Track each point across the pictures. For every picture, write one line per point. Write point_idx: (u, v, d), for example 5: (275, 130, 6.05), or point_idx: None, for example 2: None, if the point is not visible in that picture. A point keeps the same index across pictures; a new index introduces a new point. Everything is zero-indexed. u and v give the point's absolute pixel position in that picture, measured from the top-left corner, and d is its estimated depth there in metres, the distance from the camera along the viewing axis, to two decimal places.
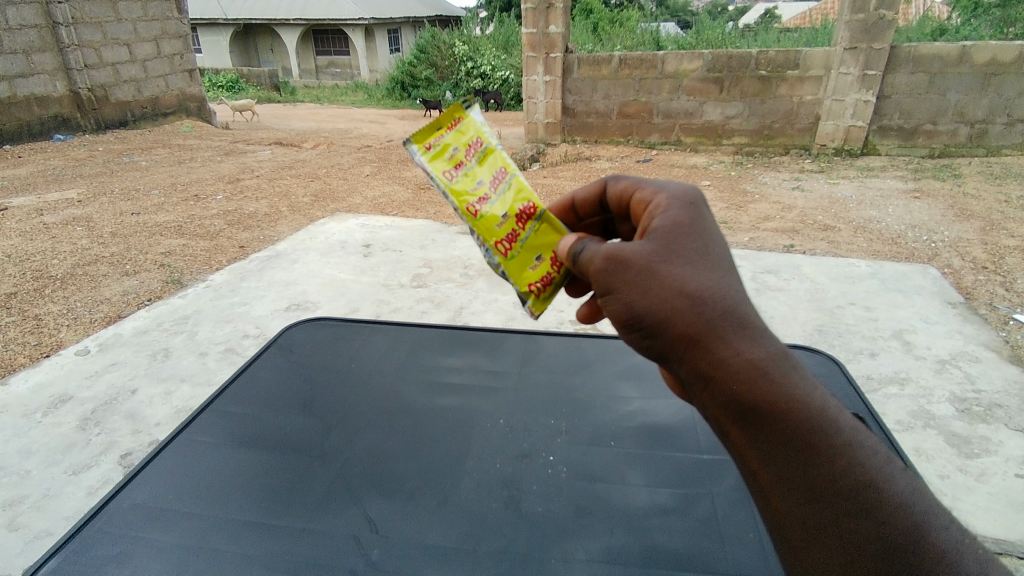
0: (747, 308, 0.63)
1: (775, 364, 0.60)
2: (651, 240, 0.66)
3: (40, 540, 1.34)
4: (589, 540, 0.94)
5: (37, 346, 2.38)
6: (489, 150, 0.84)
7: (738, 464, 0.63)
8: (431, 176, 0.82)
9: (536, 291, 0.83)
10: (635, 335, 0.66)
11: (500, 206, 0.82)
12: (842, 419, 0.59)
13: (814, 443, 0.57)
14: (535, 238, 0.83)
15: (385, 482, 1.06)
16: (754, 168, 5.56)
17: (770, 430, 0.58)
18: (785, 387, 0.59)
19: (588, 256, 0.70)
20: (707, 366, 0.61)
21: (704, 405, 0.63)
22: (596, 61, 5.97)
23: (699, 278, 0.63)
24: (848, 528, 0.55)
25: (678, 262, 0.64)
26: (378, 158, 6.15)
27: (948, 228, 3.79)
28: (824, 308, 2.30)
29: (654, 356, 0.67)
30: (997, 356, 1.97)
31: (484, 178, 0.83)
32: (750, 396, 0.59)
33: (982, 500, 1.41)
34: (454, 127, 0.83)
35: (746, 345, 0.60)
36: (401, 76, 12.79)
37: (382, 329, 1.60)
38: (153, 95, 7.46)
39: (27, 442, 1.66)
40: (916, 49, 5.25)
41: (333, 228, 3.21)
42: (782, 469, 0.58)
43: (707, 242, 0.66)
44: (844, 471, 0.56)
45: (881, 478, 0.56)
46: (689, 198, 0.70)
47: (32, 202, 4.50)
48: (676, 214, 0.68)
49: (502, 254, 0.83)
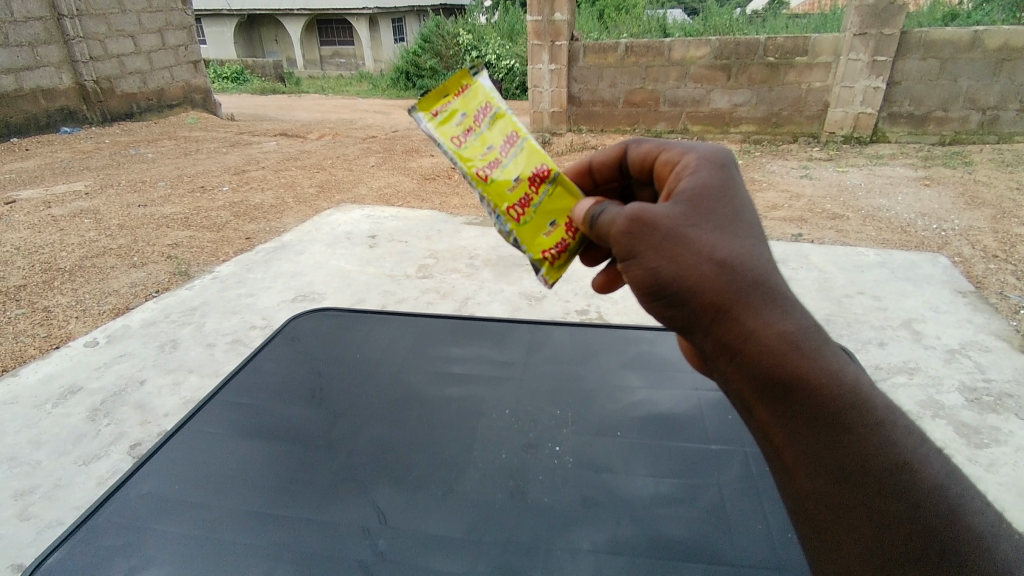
0: (776, 278, 0.63)
1: (804, 338, 0.59)
2: (679, 204, 0.65)
3: (51, 529, 1.35)
4: (594, 532, 0.94)
5: (47, 338, 2.40)
6: (498, 115, 0.83)
7: (760, 441, 0.63)
8: (440, 143, 0.81)
9: (552, 259, 0.82)
10: (659, 303, 0.65)
11: (512, 169, 0.81)
12: (875, 397, 0.58)
13: (845, 421, 0.57)
14: (548, 202, 0.82)
15: (395, 470, 1.07)
16: (762, 156, 5.52)
17: (798, 404, 0.58)
18: (814, 362, 0.58)
19: (609, 218, 0.69)
20: (734, 335, 0.60)
21: (726, 375, 0.63)
22: (601, 49, 5.93)
23: (729, 245, 0.63)
24: (878, 509, 0.55)
25: (706, 228, 0.63)
26: (383, 149, 6.14)
27: (958, 216, 3.75)
28: (833, 297, 2.28)
29: (677, 326, 0.66)
30: (1008, 346, 1.95)
31: (494, 143, 0.82)
32: (779, 371, 0.58)
33: (991, 490, 1.40)
34: (462, 94, 0.83)
35: (777, 317, 0.60)
36: (406, 66, 12.74)
37: (387, 320, 1.60)
38: (158, 87, 7.46)
39: (38, 433, 1.67)
40: (927, 34, 5.18)
41: (338, 220, 3.19)
42: (810, 449, 0.58)
43: (737, 209, 0.66)
44: (873, 452, 0.56)
45: (915, 461, 0.55)
46: (719, 161, 0.70)
47: (40, 194, 4.52)
48: (705, 178, 0.67)
49: (513, 220, 0.81)
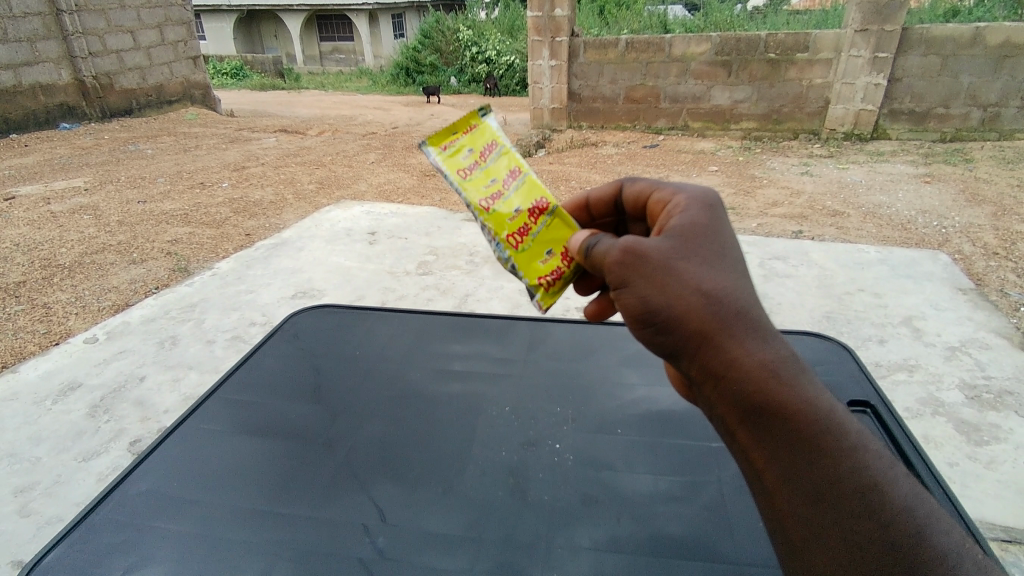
0: (758, 311, 0.64)
1: (783, 366, 0.61)
2: (669, 238, 0.67)
3: (51, 525, 1.35)
4: (592, 529, 0.94)
5: (46, 334, 2.40)
6: (504, 152, 0.84)
7: (742, 464, 0.64)
8: (448, 176, 0.80)
9: (547, 285, 0.81)
10: (648, 330, 0.66)
11: (513, 201, 0.82)
12: (850, 424, 0.59)
13: (821, 444, 0.58)
14: (547, 232, 0.82)
15: (394, 467, 1.07)
16: (762, 153, 5.51)
17: (777, 427, 0.59)
18: (793, 389, 0.59)
19: (604, 249, 0.70)
20: (717, 362, 0.61)
21: (710, 401, 0.64)
22: (602, 45, 5.91)
23: (715, 278, 0.64)
24: (849, 527, 0.55)
25: (693, 261, 0.65)
26: (383, 145, 6.13)
27: (959, 213, 3.75)
28: (832, 294, 2.28)
29: (664, 353, 0.67)
30: (1008, 343, 1.95)
31: (498, 176, 0.82)
32: (760, 397, 0.59)
33: (990, 488, 1.40)
34: (470, 132, 0.83)
35: (758, 346, 0.61)
36: (406, 62, 12.70)
37: (388, 316, 1.60)
38: (157, 83, 7.45)
39: (38, 429, 1.67)
40: (928, 31, 5.16)
41: (338, 216, 3.19)
42: (788, 470, 0.58)
43: (723, 244, 0.67)
44: (846, 473, 0.57)
45: (886, 482, 0.56)
46: (707, 202, 0.72)
47: (39, 191, 4.51)
48: (694, 216, 0.69)
49: (512, 248, 0.81)
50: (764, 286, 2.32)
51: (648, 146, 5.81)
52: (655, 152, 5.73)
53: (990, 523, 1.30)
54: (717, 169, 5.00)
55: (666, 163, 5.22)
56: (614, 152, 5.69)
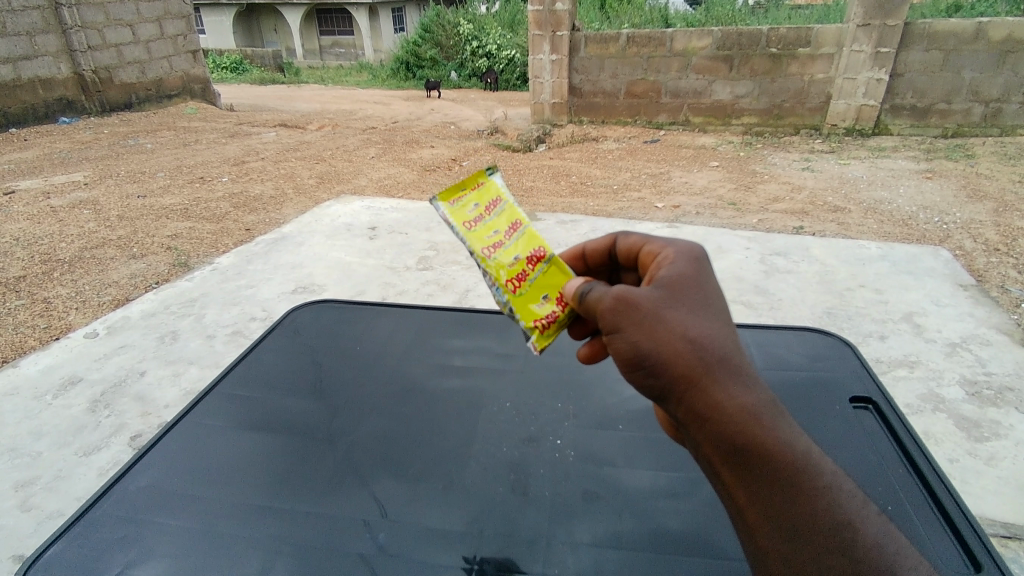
0: (740, 357, 0.67)
1: (763, 410, 0.64)
2: (658, 288, 0.69)
3: (52, 520, 1.36)
4: (593, 525, 0.94)
5: (47, 329, 2.40)
6: (508, 207, 0.85)
7: (726, 503, 0.66)
8: (453, 227, 0.80)
9: (542, 327, 0.79)
10: (637, 374, 0.68)
11: (513, 250, 0.82)
12: (825, 465, 0.63)
13: (799, 484, 0.61)
14: (543, 278, 0.82)
15: (394, 462, 1.07)
16: (763, 148, 5.49)
17: (758, 469, 0.62)
18: (772, 432, 0.63)
19: (596, 296, 0.70)
20: (704, 406, 0.64)
21: (697, 442, 0.66)
22: (603, 39, 5.88)
23: (700, 327, 0.66)
24: (826, 563, 0.58)
25: (681, 309, 0.67)
26: (383, 140, 6.10)
27: (960, 209, 3.74)
28: (833, 290, 2.27)
29: (653, 395, 0.69)
30: (1009, 340, 1.95)
31: (500, 228, 0.83)
32: (742, 439, 0.62)
33: (991, 484, 1.40)
34: (477, 188, 0.84)
35: (739, 390, 0.64)
36: (406, 56, 12.64)
37: (389, 312, 1.59)
38: (156, 77, 7.41)
39: (39, 424, 1.67)
40: (930, 26, 5.14)
41: (338, 211, 3.18)
42: (768, 508, 0.61)
43: (709, 295, 0.70)
44: (822, 512, 0.60)
45: (857, 520, 0.60)
46: (694, 255, 0.75)
47: (38, 185, 4.51)
48: (682, 269, 0.72)
49: (511, 292, 0.80)
50: (765, 282, 2.31)
51: (649, 141, 5.80)
52: (655, 148, 5.72)
53: (990, 519, 1.30)
54: (718, 165, 4.99)
55: (667, 159, 5.21)
56: (614, 147, 5.67)
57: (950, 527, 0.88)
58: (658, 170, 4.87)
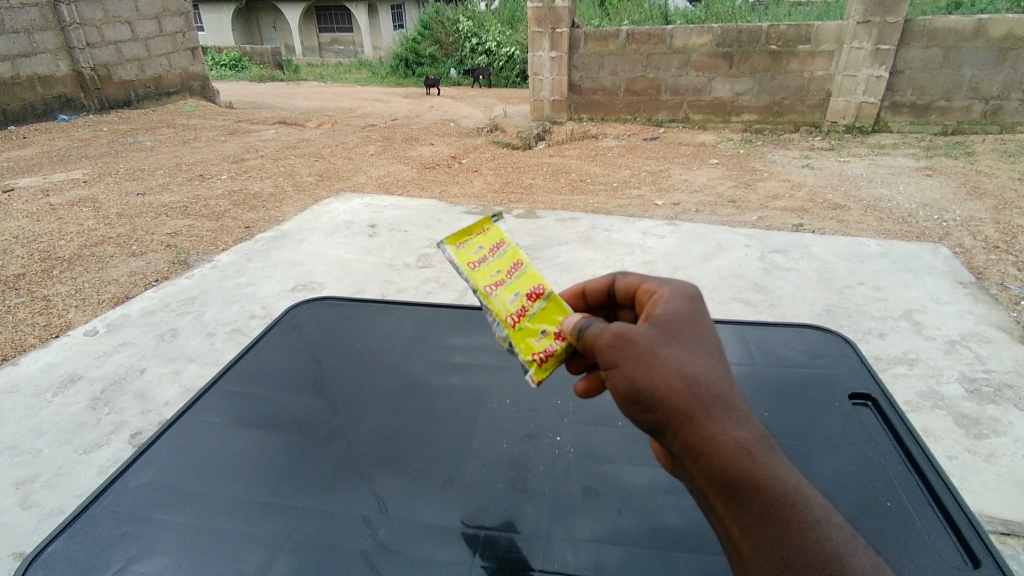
0: (733, 392, 0.67)
1: (755, 445, 0.64)
2: (654, 326, 0.69)
3: (52, 517, 1.36)
4: (593, 521, 0.94)
5: (46, 327, 2.40)
6: (511, 248, 0.86)
7: (721, 537, 0.66)
8: (458, 267, 0.82)
9: (540, 360, 0.78)
10: (635, 409, 0.67)
11: (513, 287, 0.82)
12: (815, 498, 0.63)
13: (789, 517, 0.61)
14: (542, 313, 0.81)
15: (395, 458, 1.07)
16: (763, 145, 5.49)
17: (749, 502, 0.62)
18: (764, 466, 0.63)
19: (594, 331, 0.70)
20: (697, 440, 0.64)
21: (691, 475, 0.66)
22: (603, 36, 5.87)
23: (694, 362, 0.67)
24: None
25: (677, 346, 0.67)
26: (383, 137, 6.10)
27: (960, 206, 3.74)
28: (833, 288, 2.27)
29: (649, 429, 0.68)
30: (1008, 337, 1.95)
31: (502, 268, 0.83)
32: (735, 472, 0.62)
33: (990, 481, 1.40)
34: (483, 232, 0.86)
35: (733, 425, 0.64)
36: (405, 53, 12.62)
37: (388, 309, 1.59)
38: (155, 75, 7.38)
39: (38, 421, 1.67)
40: (931, 23, 5.13)
41: (338, 209, 3.18)
42: (759, 539, 0.61)
43: (703, 332, 0.70)
44: (812, 543, 0.59)
45: (845, 552, 0.59)
46: (689, 294, 0.75)
47: (38, 183, 4.50)
48: (677, 307, 0.72)
49: (510, 326, 0.80)
50: (764, 280, 2.31)
51: (648, 138, 5.79)
52: (655, 145, 5.71)
53: (988, 516, 1.30)
54: (718, 162, 4.98)
55: (667, 156, 5.20)
56: (613, 145, 5.67)
57: (948, 523, 0.89)
58: (657, 167, 4.87)
